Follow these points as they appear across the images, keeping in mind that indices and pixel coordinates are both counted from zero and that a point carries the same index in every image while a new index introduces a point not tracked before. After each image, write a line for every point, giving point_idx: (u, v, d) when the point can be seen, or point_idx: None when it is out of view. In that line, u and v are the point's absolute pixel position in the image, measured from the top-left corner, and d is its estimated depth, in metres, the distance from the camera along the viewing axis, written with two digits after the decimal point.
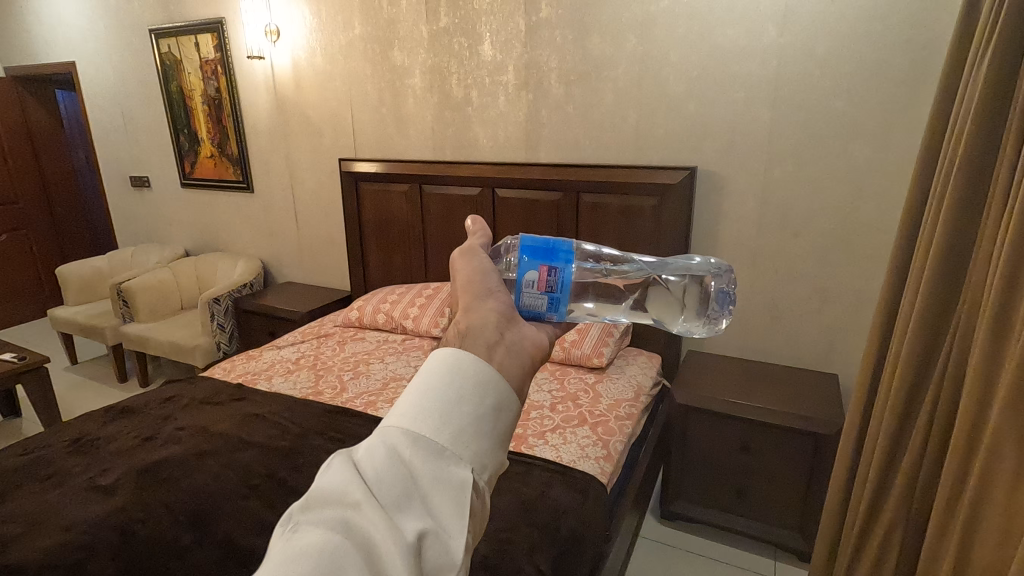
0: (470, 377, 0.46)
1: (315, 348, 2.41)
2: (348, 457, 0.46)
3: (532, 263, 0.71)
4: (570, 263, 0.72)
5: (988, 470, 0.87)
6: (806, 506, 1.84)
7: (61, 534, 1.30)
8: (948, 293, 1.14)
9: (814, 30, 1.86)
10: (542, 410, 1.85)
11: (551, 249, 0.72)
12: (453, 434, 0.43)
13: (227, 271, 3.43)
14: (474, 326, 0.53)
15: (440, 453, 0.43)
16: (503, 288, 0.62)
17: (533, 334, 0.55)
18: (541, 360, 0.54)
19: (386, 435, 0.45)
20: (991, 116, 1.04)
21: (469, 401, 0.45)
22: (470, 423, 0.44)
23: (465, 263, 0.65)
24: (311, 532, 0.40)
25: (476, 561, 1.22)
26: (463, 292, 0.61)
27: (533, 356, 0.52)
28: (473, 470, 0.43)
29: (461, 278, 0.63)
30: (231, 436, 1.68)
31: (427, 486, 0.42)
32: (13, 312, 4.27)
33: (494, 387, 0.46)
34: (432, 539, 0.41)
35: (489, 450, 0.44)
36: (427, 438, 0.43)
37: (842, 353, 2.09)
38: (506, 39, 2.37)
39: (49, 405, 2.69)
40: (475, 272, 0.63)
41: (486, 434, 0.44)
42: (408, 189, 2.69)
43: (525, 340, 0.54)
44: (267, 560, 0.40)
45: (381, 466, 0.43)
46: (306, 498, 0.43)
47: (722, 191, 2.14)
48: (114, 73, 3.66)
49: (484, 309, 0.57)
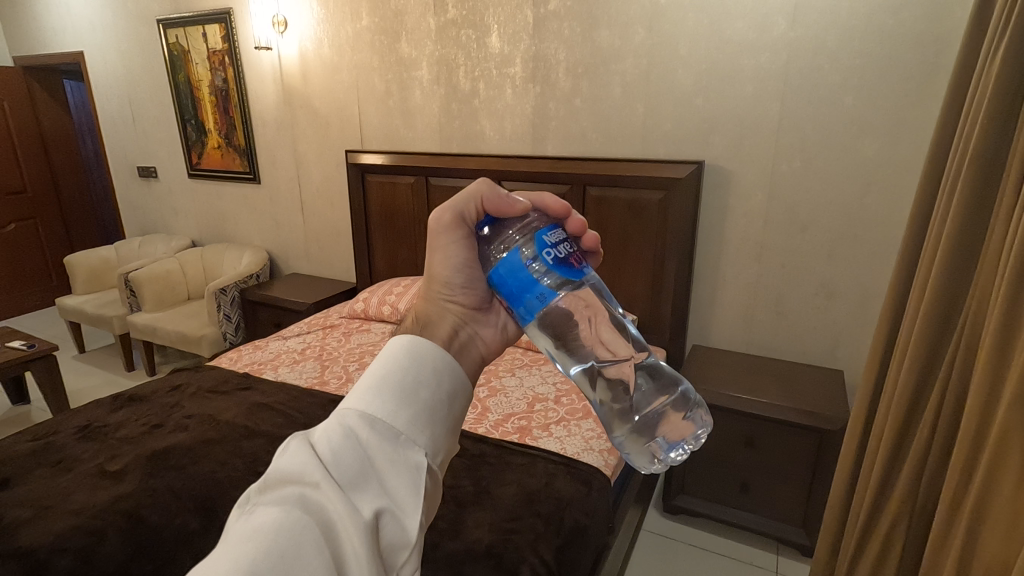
0: (427, 362, 0.49)
1: (321, 339, 2.42)
2: (304, 439, 0.45)
3: (499, 289, 0.67)
4: (529, 317, 0.65)
5: (996, 466, 0.86)
6: (811, 501, 1.84)
7: (71, 518, 1.32)
8: (957, 289, 1.13)
9: (825, 24, 1.85)
10: (547, 403, 1.85)
11: (520, 294, 0.65)
12: (409, 418, 0.45)
13: (233, 261, 3.45)
14: (433, 320, 0.61)
15: (395, 437, 0.44)
16: (474, 286, 0.68)
17: (486, 338, 0.63)
18: (490, 359, 0.62)
19: (342, 417, 0.45)
20: (1006, 109, 1.03)
21: (425, 388, 0.47)
22: (426, 408, 0.46)
23: (438, 259, 0.68)
24: (270, 511, 0.40)
25: (481, 549, 1.22)
26: (428, 287, 0.67)
27: (483, 354, 0.61)
28: (428, 454, 0.45)
29: (430, 269, 0.68)
30: (238, 424, 1.69)
31: (383, 467, 0.44)
32: (21, 300, 4.29)
33: (449, 375, 0.49)
34: (389, 517, 0.42)
35: (442, 435, 0.47)
36: (385, 421, 0.45)
37: (848, 349, 2.08)
38: (514, 31, 2.37)
39: (58, 393, 2.71)
40: (446, 262, 0.68)
41: (440, 419, 0.47)
42: (414, 181, 2.69)
43: (478, 340, 0.62)
44: (221, 540, 0.39)
45: (340, 447, 0.43)
46: (262, 479, 0.43)
47: (730, 186, 2.13)
48: (120, 62, 3.67)
49: (444, 307, 0.64)
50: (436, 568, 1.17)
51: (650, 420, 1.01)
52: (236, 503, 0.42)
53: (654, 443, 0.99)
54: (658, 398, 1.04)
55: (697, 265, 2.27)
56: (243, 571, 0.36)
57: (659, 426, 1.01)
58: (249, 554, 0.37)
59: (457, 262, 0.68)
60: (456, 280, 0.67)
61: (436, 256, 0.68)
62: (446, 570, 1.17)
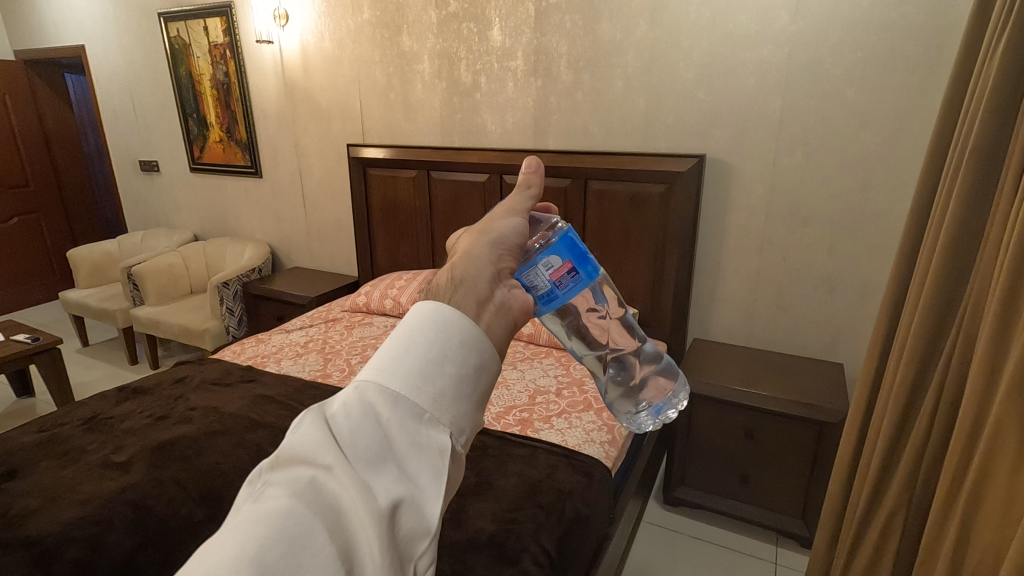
0: (454, 334, 0.43)
1: (323, 332, 2.43)
2: (321, 414, 0.43)
3: (563, 252, 0.65)
4: (590, 280, 0.67)
5: (991, 457, 0.87)
6: (810, 493, 1.85)
7: (79, 507, 1.33)
8: (956, 281, 1.14)
9: (827, 18, 1.85)
10: (548, 396, 1.87)
11: (587, 255, 0.66)
12: (433, 396, 0.41)
13: (235, 254, 3.46)
14: (469, 272, 0.50)
15: (419, 416, 0.40)
16: (522, 254, 0.58)
17: (522, 295, 0.51)
18: (524, 323, 0.50)
19: (361, 390, 0.42)
20: (1008, 102, 1.03)
21: (452, 361, 0.42)
22: (451, 385, 0.42)
23: (503, 222, 0.58)
24: (280, 494, 0.38)
25: (483, 539, 1.24)
26: (475, 240, 0.56)
27: (519, 319, 0.49)
28: (452, 434, 0.41)
29: (486, 225, 0.58)
30: (242, 416, 1.71)
31: (403, 449, 0.40)
32: (25, 295, 4.31)
33: (479, 346, 0.44)
34: (408, 505, 0.39)
35: (469, 413, 0.42)
36: (406, 398, 0.40)
37: (848, 342, 2.09)
38: (515, 24, 2.36)
39: (63, 386, 2.73)
40: (506, 227, 0.57)
41: (467, 396, 0.42)
42: (416, 174, 2.69)
43: (514, 300, 0.50)
44: (233, 518, 0.39)
45: (357, 426, 0.40)
46: (276, 456, 0.42)
47: (730, 180, 2.13)
48: (122, 55, 3.67)
49: (484, 259, 0.52)
50: (438, 558, 1.18)
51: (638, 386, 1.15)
52: (249, 479, 0.42)
53: (637, 408, 1.15)
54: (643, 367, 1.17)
55: (698, 259, 2.28)
56: (249, 558, 0.35)
57: (646, 389, 1.17)
58: (257, 540, 0.36)
59: (520, 230, 0.58)
60: (510, 242, 0.57)
61: (499, 217, 0.58)
62: (448, 559, 1.18)
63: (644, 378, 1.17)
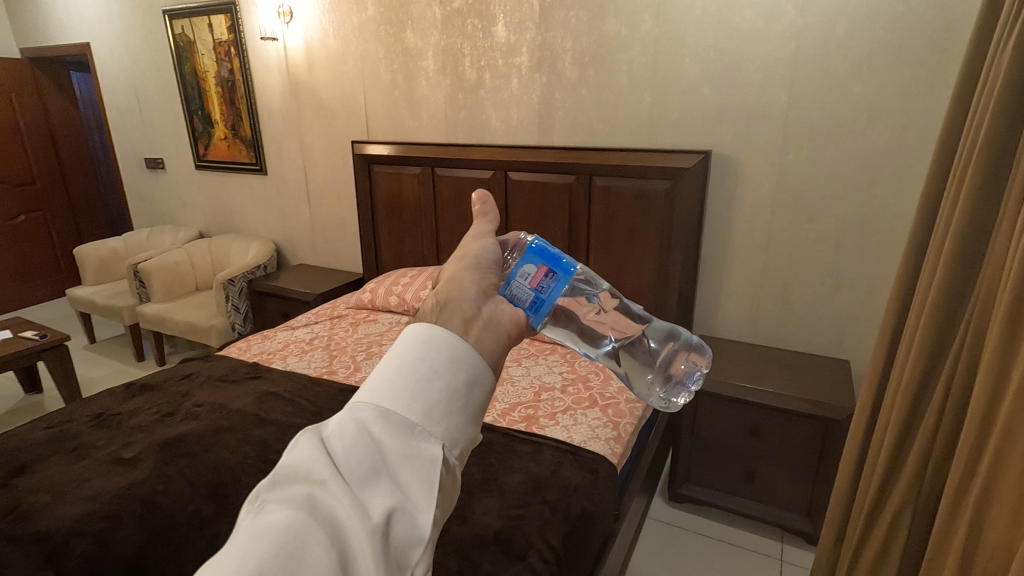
0: (443, 349, 0.43)
1: (329, 329, 2.44)
2: (316, 434, 0.43)
3: (534, 258, 0.65)
4: (569, 277, 0.67)
5: (1001, 453, 0.87)
6: (816, 490, 1.85)
7: (87, 503, 1.34)
8: (965, 278, 1.13)
9: (835, 12, 1.83)
10: (552, 393, 1.86)
11: (559, 254, 0.67)
12: (423, 409, 0.41)
13: (241, 251, 3.47)
14: (453, 295, 0.50)
15: (410, 430, 0.40)
16: (502, 272, 0.59)
17: (511, 309, 0.51)
18: (517, 337, 0.50)
19: (355, 410, 0.42)
20: (1019, 97, 1.01)
21: (440, 376, 0.42)
22: (442, 398, 0.41)
23: (480, 246, 0.59)
24: (278, 511, 0.38)
25: (489, 534, 1.24)
26: (455, 263, 0.57)
27: (511, 332, 0.49)
28: (444, 446, 0.41)
29: (462, 249, 0.59)
30: (248, 412, 1.72)
31: (395, 461, 0.40)
32: (31, 292, 4.33)
33: (468, 361, 0.44)
34: (401, 515, 0.39)
35: (462, 425, 0.42)
36: (397, 414, 0.41)
37: (854, 339, 2.08)
38: (519, 20, 2.35)
39: (70, 383, 2.75)
40: (483, 250, 0.59)
41: (459, 409, 0.42)
42: (420, 171, 2.69)
43: (503, 314, 0.50)
44: (232, 537, 0.39)
45: (352, 443, 0.40)
46: (273, 475, 0.42)
47: (736, 175, 2.12)
48: (126, 53, 3.67)
49: (467, 281, 0.53)
50: (445, 554, 1.19)
51: (664, 366, 1.16)
52: (249, 499, 0.42)
53: (672, 380, 1.16)
54: (666, 347, 1.18)
55: (703, 256, 2.27)
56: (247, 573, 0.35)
57: (674, 364, 1.18)
58: (255, 556, 0.35)
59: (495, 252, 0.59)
60: (488, 263, 0.57)
61: (471, 240, 0.59)
62: (455, 555, 1.19)
63: (665, 358, 1.17)
